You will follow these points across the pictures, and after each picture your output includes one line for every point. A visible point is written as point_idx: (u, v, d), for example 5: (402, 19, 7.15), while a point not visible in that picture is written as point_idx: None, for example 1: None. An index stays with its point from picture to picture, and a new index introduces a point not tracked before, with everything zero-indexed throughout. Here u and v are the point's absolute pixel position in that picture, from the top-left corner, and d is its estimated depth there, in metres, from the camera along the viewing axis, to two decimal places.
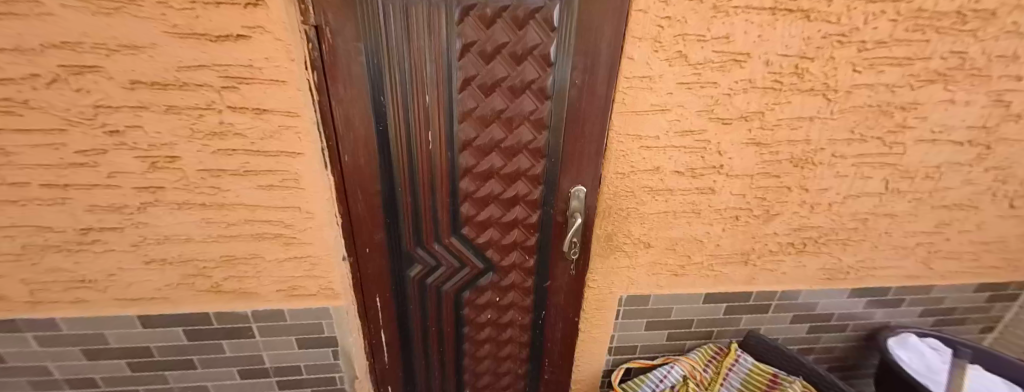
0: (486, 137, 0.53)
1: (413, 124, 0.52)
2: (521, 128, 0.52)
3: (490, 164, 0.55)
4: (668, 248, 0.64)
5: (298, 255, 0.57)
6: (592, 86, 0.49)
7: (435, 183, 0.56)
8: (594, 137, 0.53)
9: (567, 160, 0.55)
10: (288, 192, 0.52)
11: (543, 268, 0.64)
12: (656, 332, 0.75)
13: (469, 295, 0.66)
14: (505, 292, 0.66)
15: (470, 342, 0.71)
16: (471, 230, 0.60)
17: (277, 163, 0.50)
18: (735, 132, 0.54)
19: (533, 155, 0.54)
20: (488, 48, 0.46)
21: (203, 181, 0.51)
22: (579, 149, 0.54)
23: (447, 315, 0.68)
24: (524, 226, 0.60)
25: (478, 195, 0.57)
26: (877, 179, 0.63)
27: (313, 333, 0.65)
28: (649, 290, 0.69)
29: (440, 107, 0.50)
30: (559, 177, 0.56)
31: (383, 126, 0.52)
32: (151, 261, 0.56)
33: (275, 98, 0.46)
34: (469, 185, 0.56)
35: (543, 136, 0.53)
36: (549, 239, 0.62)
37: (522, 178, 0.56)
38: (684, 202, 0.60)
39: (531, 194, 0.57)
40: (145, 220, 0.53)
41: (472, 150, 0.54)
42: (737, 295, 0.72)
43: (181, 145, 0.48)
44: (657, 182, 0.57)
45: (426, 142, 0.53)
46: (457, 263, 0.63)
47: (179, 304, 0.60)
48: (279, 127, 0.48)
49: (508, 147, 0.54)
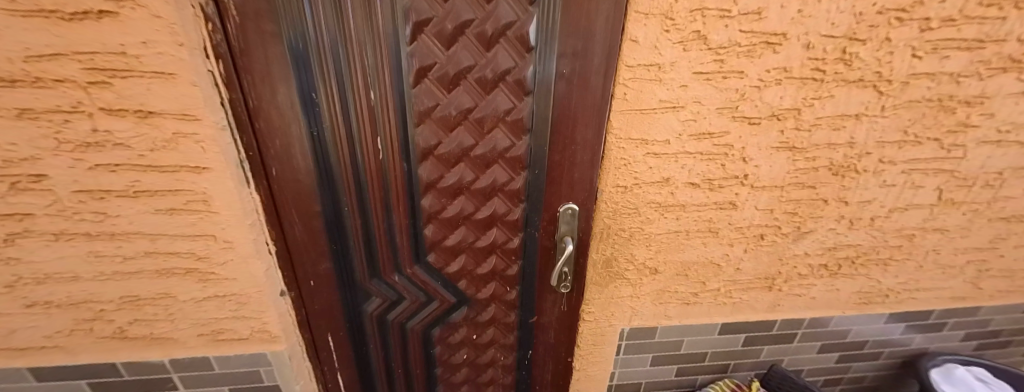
0: (450, 143, 0.41)
1: (357, 130, 0.40)
2: (496, 132, 0.41)
3: (458, 178, 0.43)
4: (679, 275, 0.53)
5: (220, 293, 0.46)
6: (586, 76, 0.37)
7: (389, 202, 0.45)
8: (588, 143, 0.41)
9: (554, 172, 0.43)
10: (196, 217, 0.41)
11: (528, 301, 0.54)
12: (664, 367, 0.65)
13: (440, 333, 0.55)
14: (483, 328, 0.55)
15: (444, 383, 0.61)
16: (438, 257, 0.49)
17: (178, 181, 0.39)
18: (765, 134, 0.43)
19: (512, 167, 0.43)
20: (447, 27, 0.34)
21: (83, 205, 0.39)
22: (570, 158, 0.42)
23: (414, 355, 0.57)
24: (503, 252, 0.49)
25: (444, 217, 0.46)
26: (929, 189, 0.52)
27: (251, 382, 0.54)
28: (655, 322, 0.58)
29: (390, 107, 0.39)
30: (545, 194, 0.45)
31: (319, 132, 0.40)
32: (33, 304, 0.43)
33: (162, 97, 0.34)
34: (433, 203, 0.45)
35: (523, 142, 0.41)
36: (535, 267, 0.51)
37: (498, 194, 0.45)
38: (699, 220, 0.48)
39: (511, 214, 0.46)
40: (16, 255, 0.40)
41: (435, 160, 0.42)
42: (760, 324, 0.61)
43: (47, 161, 0.37)
44: (666, 196, 0.45)
45: (376, 151, 0.41)
46: (424, 297, 0.52)
47: (77, 353, 0.48)
48: (174, 135, 0.37)
49: (479, 156, 0.42)
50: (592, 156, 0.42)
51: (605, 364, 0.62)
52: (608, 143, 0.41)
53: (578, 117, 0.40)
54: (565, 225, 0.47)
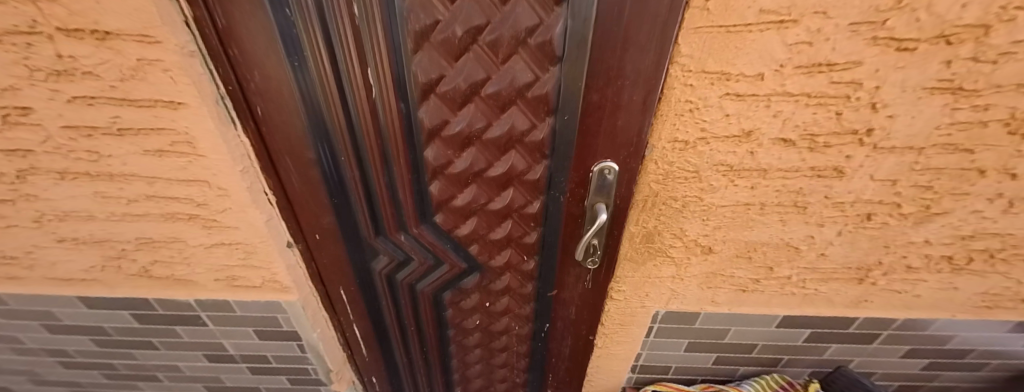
0: (455, 77, 0.31)
1: (346, 65, 0.31)
2: (514, 61, 0.29)
3: (467, 126, 0.35)
4: (739, 256, 0.43)
5: (226, 241, 0.45)
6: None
7: (389, 155, 0.39)
8: (641, 77, 0.28)
9: (589, 119, 0.32)
10: (185, 160, 0.38)
11: (546, 270, 0.49)
12: (701, 354, 0.58)
13: (450, 296, 0.55)
14: (496, 297, 0.54)
15: (456, 345, 0.64)
16: (446, 218, 0.45)
17: (157, 118, 0.35)
18: (921, 70, 0.26)
19: (534, 112, 0.33)
20: None
21: (75, 143, 0.37)
22: (614, 98, 0.30)
23: (425, 311, 0.58)
24: (520, 217, 0.43)
25: (451, 173, 0.39)
26: None
27: (271, 326, 0.55)
28: (699, 307, 0.49)
29: (379, 30, 0.28)
30: (576, 148, 0.35)
31: (301, 63, 0.32)
32: (63, 239, 0.45)
33: (116, 13, 0.27)
34: (438, 155, 0.38)
35: (550, 75, 0.30)
36: (557, 236, 0.45)
37: (515, 147, 0.36)
38: (782, 192, 0.36)
39: (530, 173, 0.38)
40: (34, 192, 0.40)
41: (438, 99, 0.33)
42: (833, 322, 0.50)
43: (27, 92, 0.33)
44: (741, 157, 0.33)
45: (369, 91, 0.33)
46: (433, 259, 0.50)
47: (115, 286, 0.50)
48: (140, 63, 0.31)
49: (493, 96, 0.32)
50: (643, 96, 0.29)
51: (632, 344, 0.56)
52: (671, 75, 0.28)
53: (631, 37, 0.26)
54: (598, 191, 0.38)
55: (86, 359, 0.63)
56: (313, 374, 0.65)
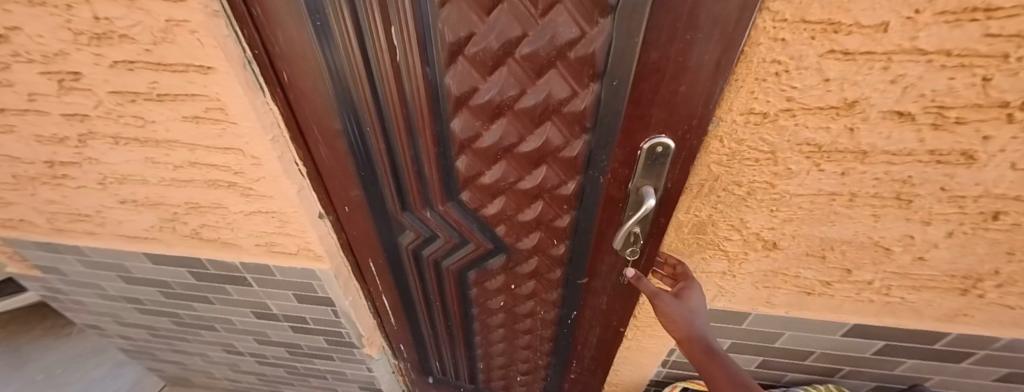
0: (486, 36, 0.27)
1: (368, 24, 0.28)
2: (557, 13, 0.24)
3: (498, 94, 0.31)
4: (810, 255, 0.37)
5: (262, 209, 0.46)
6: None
7: (415, 127, 0.37)
8: (718, 31, 0.22)
9: (643, 83, 0.27)
10: (220, 128, 0.38)
11: (577, 256, 0.46)
12: (744, 356, 0.53)
13: (475, 275, 0.55)
14: (522, 279, 0.53)
15: (480, 323, 0.65)
16: (473, 196, 0.42)
17: (191, 84, 0.34)
18: None
19: (575, 77, 0.28)
20: None
21: (123, 108, 0.38)
22: (679, 58, 0.25)
23: (450, 288, 0.58)
24: (553, 199, 0.40)
25: (480, 147, 0.37)
26: None
27: (307, 291, 0.58)
28: (750, 307, 0.44)
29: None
30: (624, 120, 0.31)
31: (323, 23, 0.29)
32: (125, 200, 0.49)
33: None
34: (466, 127, 0.35)
35: (599, 30, 0.24)
36: (592, 220, 0.41)
37: (552, 119, 0.32)
38: (882, 181, 0.29)
39: (566, 149, 0.34)
40: (94, 156, 0.43)
41: (468, 62, 0.29)
42: (915, 336, 0.43)
43: (75, 56, 0.34)
44: (832, 137, 0.27)
45: (393, 54, 0.30)
46: (459, 237, 0.49)
47: (172, 245, 0.55)
48: (168, 24, 0.30)
49: (529, 58, 0.28)
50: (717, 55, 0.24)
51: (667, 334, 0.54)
52: (758, 29, 0.21)
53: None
54: (645, 173, 0.34)
55: (156, 307, 0.71)
56: (347, 337, 0.68)
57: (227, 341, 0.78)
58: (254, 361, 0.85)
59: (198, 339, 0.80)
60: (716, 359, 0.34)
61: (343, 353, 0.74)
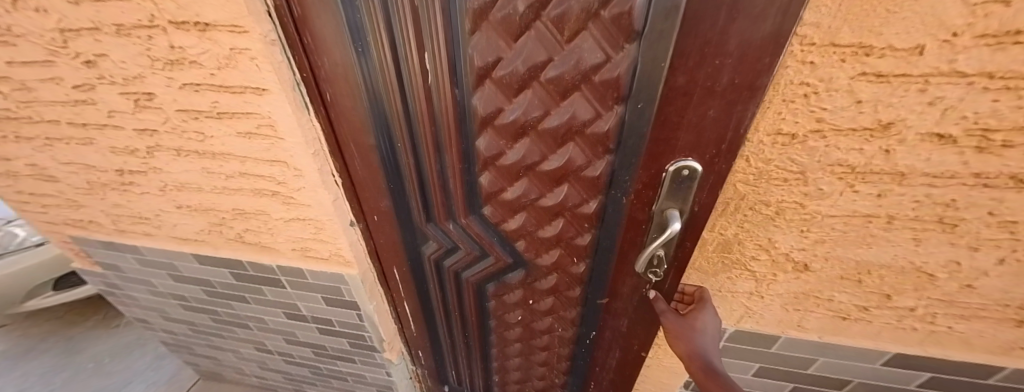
0: (514, 60, 0.28)
1: (403, 50, 0.31)
2: (582, 37, 0.25)
3: (521, 115, 0.33)
4: (845, 278, 0.35)
5: (300, 216, 0.49)
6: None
7: (441, 143, 0.38)
8: (748, 55, 0.23)
9: (669, 107, 0.28)
10: (269, 142, 0.41)
11: (597, 273, 0.46)
12: (775, 382, 0.50)
13: (493, 288, 0.56)
14: (541, 295, 0.53)
15: (497, 335, 0.65)
16: (494, 211, 0.44)
17: (247, 104, 0.38)
18: None
19: (599, 99, 0.29)
20: None
21: (186, 124, 0.42)
22: (707, 82, 0.25)
23: (469, 299, 0.59)
24: (573, 217, 0.41)
25: (503, 165, 0.38)
26: None
27: (335, 295, 0.61)
28: (778, 330, 0.43)
29: (437, 9, 0.27)
30: (649, 143, 0.31)
31: (363, 49, 0.32)
32: (181, 205, 0.54)
33: (210, 4, 0.31)
34: (490, 145, 0.37)
35: (624, 55, 0.25)
36: (613, 239, 0.41)
37: (575, 139, 0.33)
38: (922, 203, 0.28)
39: (587, 169, 0.35)
40: (158, 165, 0.49)
41: (493, 84, 0.31)
42: (967, 369, 0.40)
43: (150, 79, 0.39)
44: (867, 157, 0.27)
45: (425, 76, 0.33)
46: (480, 250, 0.50)
47: (217, 247, 0.59)
48: (232, 52, 0.34)
49: (553, 81, 0.29)
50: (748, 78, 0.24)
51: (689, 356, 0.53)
52: (786, 53, 0.22)
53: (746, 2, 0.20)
54: (670, 195, 0.34)
55: (198, 304, 0.76)
56: (370, 341, 0.71)
57: (258, 340, 0.83)
58: (282, 360, 0.89)
59: (233, 336, 0.85)
60: (714, 378, 0.34)
61: (365, 356, 0.76)
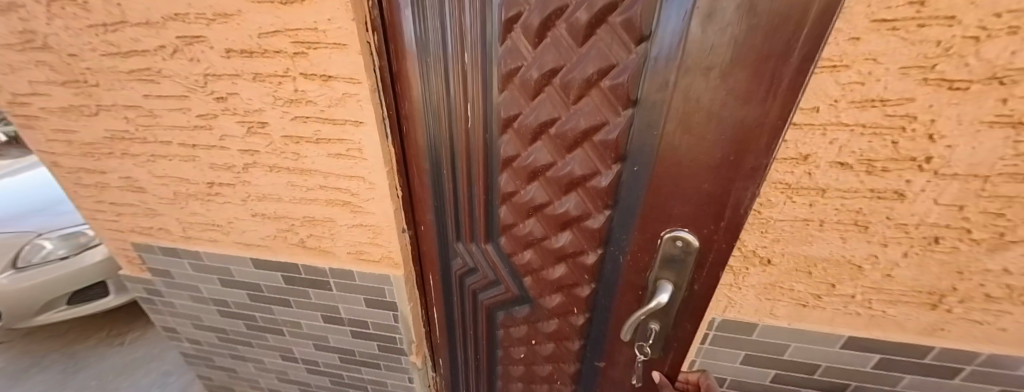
0: (531, 113, 0.41)
1: (454, 103, 0.43)
2: (583, 102, 0.38)
3: (535, 160, 0.45)
4: (799, 270, 0.46)
5: (363, 223, 0.60)
6: (776, 37, 0.25)
7: (473, 174, 0.50)
8: (736, 143, 0.33)
9: (671, 175, 0.38)
10: (353, 162, 0.53)
11: (599, 314, 0.57)
12: (758, 369, 0.59)
13: (502, 317, 0.66)
14: (543, 338, 0.66)
15: (503, 369, 0.76)
16: (507, 241, 0.55)
17: (344, 132, 0.50)
18: (979, 106, 0.30)
19: (595, 155, 0.41)
20: (581, 18, 0.32)
21: (286, 147, 0.54)
22: (704, 161, 0.36)
23: (482, 318, 0.68)
24: (575, 262, 0.53)
25: (518, 200, 0.50)
26: None
27: (378, 296, 0.69)
28: (756, 318, 0.53)
29: (479, 78, 0.40)
30: (651, 205, 0.42)
31: (431, 101, 0.44)
32: (255, 214, 0.64)
33: (339, 64, 0.45)
34: (509, 182, 0.49)
35: (619, 121, 0.37)
36: (618, 277, 0.51)
37: (577, 188, 0.45)
38: (841, 211, 0.40)
39: (590, 218, 0.47)
40: (248, 179, 0.60)
41: (513, 133, 0.44)
42: (905, 348, 0.50)
43: (268, 112, 0.51)
44: (800, 177, 0.39)
45: (467, 123, 0.45)
46: (505, 277, 0.60)
47: (276, 252, 0.69)
48: (343, 96, 0.47)
49: (559, 135, 0.41)
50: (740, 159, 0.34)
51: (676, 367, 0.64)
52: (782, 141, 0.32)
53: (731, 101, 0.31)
54: (664, 269, 0.47)
55: (237, 310, 0.83)
56: (400, 343, 0.78)
57: (287, 347, 0.88)
58: (304, 369, 0.93)
59: (261, 344, 0.90)
60: None
61: (391, 360, 0.82)
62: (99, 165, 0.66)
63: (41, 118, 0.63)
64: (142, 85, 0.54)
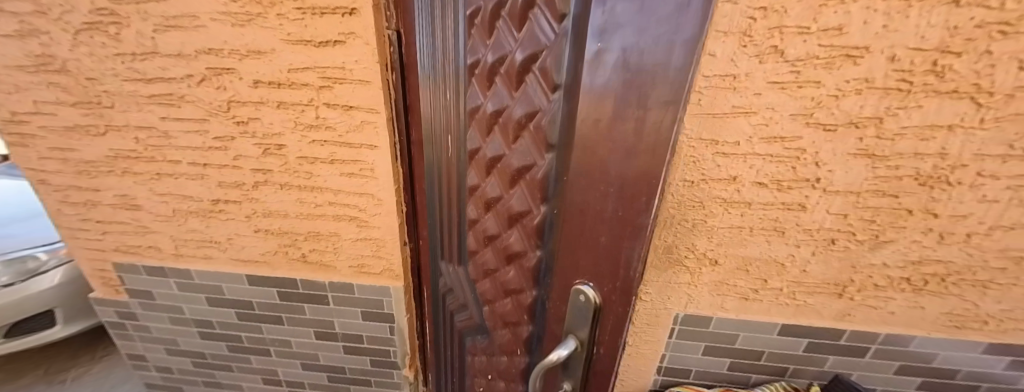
0: (488, 147, 0.40)
1: (441, 132, 0.47)
2: (521, 140, 0.35)
3: (488, 191, 0.43)
4: (739, 269, 0.57)
5: (368, 236, 0.65)
6: (645, 86, 0.22)
7: (452, 198, 0.51)
8: (626, 195, 0.28)
9: (571, 226, 0.33)
10: (365, 180, 0.59)
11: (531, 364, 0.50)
12: (716, 359, 0.69)
13: (470, 345, 0.63)
14: (495, 378, 0.60)
15: None
16: (472, 269, 0.54)
17: (359, 154, 0.57)
18: (840, 142, 0.44)
19: (530, 193, 0.37)
20: (518, 60, 0.30)
21: (300, 167, 0.59)
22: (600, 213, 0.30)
23: (456, 341, 0.67)
24: (516, 301, 0.47)
25: (478, 228, 0.49)
26: (993, 187, 0.45)
27: (375, 308, 0.74)
28: (711, 312, 0.63)
29: (456, 111, 0.43)
30: (562, 257, 0.36)
31: (427, 128, 0.49)
32: (259, 230, 0.67)
33: (361, 96, 0.52)
34: (473, 210, 0.48)
35: (543, 161, 0.33)
36: (543, 320, 0.44)
37: (517, 227, 0.41)
38: (764, 219, 0.52)
39: (526, 257, 0.42)
40: (257, 196, 0.63)
41: (476, 164, 0.43)
42: (824, 332, 0.62)
43: (287, 135, 0.57)
44: (732, 193, 0.51)
45: (450, 151, 0.47)
46: (471, 303, 0.58)
47: (275, 268, 0.71)
48: (361, 123, 0.54)
49: (505, 170, 0.39)
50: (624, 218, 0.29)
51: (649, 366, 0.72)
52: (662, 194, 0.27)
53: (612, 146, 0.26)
54: (578, 322, 0.39)
55: (222, 330, 0.82)
56: (392, 357, 0.80)
57: (271, 368, 0.87)
58: None
59: (241, 367, 0.88)
60: None
61: (382, 376, 0.84)
62: (95, 183, 0.67)
63: (40, 136, 0.64)
64: (161, 108, 0.58)
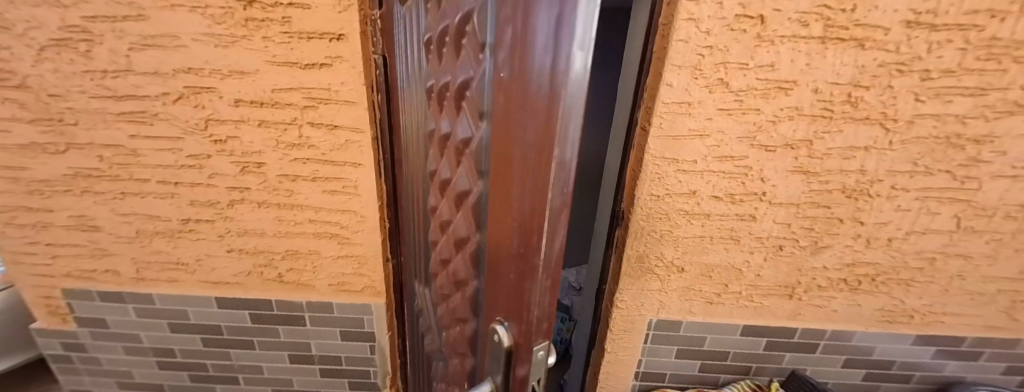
0: (444, 168, 0.39)
1: (414, 149, 0.50)
2: (463, 162, 0.33)
3: (444, 213, 0.42)
4: (703, 275, 0.63)
5: (349, 253, 0.65)
6: (520, 85, 0.16)
7: (421, 215, 0.52)
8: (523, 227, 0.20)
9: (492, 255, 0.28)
10: (348, 197, 0.60)
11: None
12: (687, 362, 0.73)
13: (436, 373, 0.59)
14: None
15: None
16: (435, 292, 0.52)
17: (342, 171, 0.58)
18: (780, 160, 0.51)
19: (469, 217, 0.34)
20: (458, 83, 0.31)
21: (280, 184, 0.59)
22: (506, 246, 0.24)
23: (427, 365, 0.64)
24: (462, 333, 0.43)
25: (438, 251, 0.47)
26: (902, 198, 0.54)
27: (355, 327, 0.72)
28: (681, 316, 0.67)
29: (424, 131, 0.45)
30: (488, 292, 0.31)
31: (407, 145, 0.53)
32: (232, 250, 0.65)
33: (345, 116, 0.54)
34: (434, 231, 0.47)
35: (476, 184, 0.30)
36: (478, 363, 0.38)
37: (462, 252, 0.38)
38: (722, 229, 0.58)
39: (468, 285, 0.38)
40: (232, 215, 0.62)
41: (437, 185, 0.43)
42: (780, 330, 0.68)
43: (267, 153, 0.57)
44: (693, 206, 0.56)
45: (421, 168, 0.49)
46: (434, 326, 0.56)
47: (248, 289, 0.69)
48: (346, 142, 0.56)
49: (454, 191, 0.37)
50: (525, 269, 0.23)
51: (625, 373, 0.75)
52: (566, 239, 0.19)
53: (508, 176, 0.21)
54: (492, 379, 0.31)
55: (184, 359, 0.77)
56: (372, 378, 0.78)
57: None
58: None
59: None
60: None
61: None
62: (47, 202, 0.62)
63: None
64: (131, 126, 0.56)
